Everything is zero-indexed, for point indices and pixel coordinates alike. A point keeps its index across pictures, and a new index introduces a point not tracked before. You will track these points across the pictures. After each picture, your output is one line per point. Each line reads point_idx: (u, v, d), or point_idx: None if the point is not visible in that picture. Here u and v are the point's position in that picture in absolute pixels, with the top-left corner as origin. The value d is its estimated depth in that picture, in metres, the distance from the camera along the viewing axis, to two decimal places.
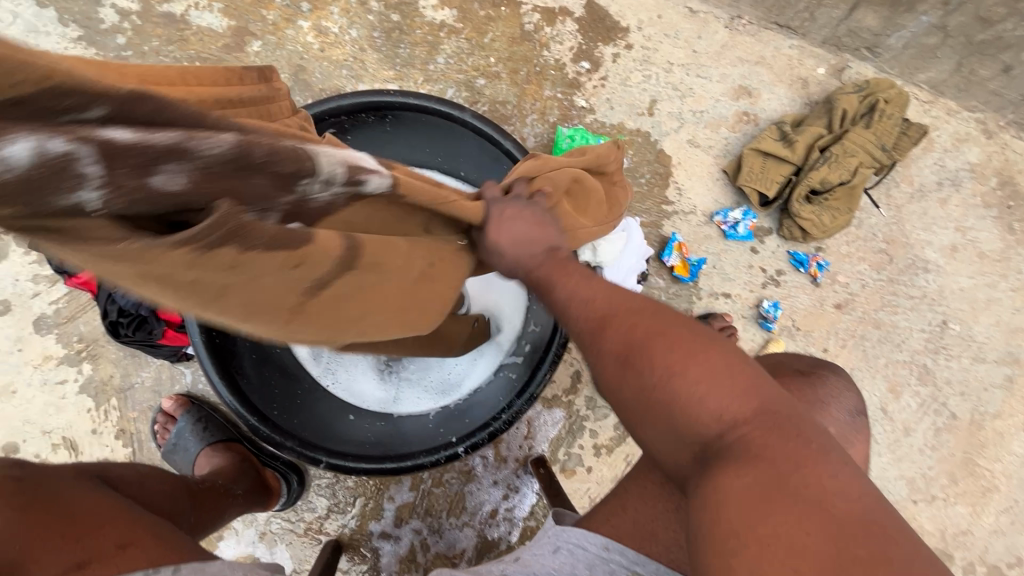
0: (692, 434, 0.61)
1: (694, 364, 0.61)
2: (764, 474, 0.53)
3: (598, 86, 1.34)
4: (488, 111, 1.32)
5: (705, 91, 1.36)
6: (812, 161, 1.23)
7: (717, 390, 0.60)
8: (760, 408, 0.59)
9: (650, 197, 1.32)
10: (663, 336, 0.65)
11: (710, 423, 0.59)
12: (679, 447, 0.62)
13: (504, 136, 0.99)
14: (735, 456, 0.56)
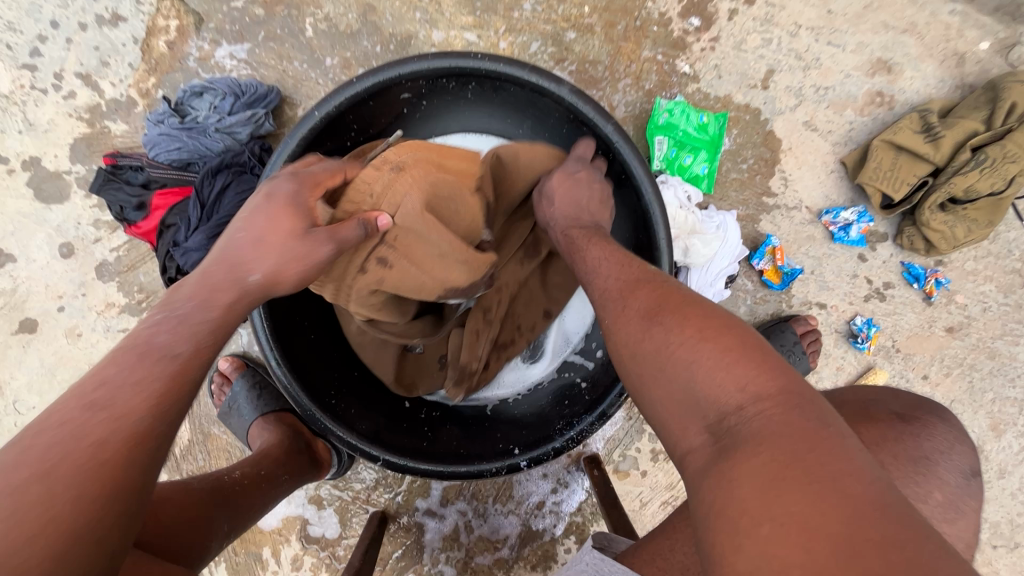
0: (709, 408, 0.51)
1: (714, 336, 0.53)
2: (783, 453, 0.44)
3: (707, 49, 1.15)
4: (576, 71, 1.16)
5: (835, 62, 1.15)
6: (962, 162, 1.03)
7: (738, 364, 0.51)
8: (787, 387, 0.49)
9: (750, 187, 1.16)
10: (691, 311, 0.58)
11: (729, 394, 0.50)
12: (693, 422, 0.52)
13: (603, 118, 0.82)
14: (756, 434, 0.46)
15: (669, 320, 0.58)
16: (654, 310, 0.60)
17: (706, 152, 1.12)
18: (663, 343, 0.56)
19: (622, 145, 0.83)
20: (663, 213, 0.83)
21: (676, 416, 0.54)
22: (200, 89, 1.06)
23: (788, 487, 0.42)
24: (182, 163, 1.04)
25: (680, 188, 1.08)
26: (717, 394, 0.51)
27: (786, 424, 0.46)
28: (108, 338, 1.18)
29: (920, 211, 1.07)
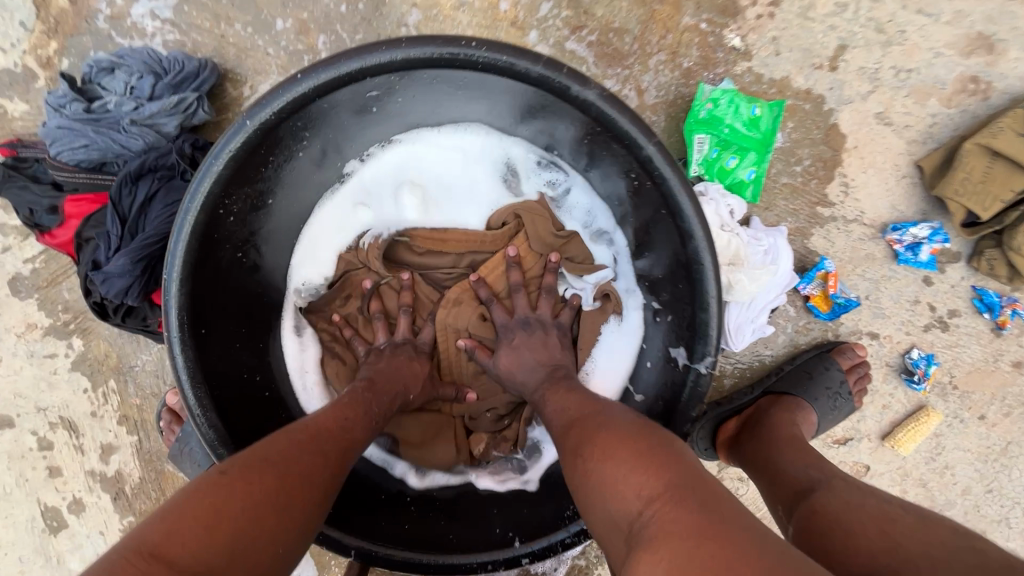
0: (616, 521, 0.48)
1: (617, 446, 0.52)
2: (687, 560, 0.39)
3: (764, 16, 0.90)
4: (597, 42, 0.91)
5: (924, 37, 0.91)
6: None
7: (634, 465, 0.49)
8: (678, 478, 0.46)
9: (804, 194, 0.95)
10: (602, 421, 0.57)
11: (629, 499, 0.47)
12: (610, 537, 0.48)
13: (642, 133, 0.60)
14: (647, 540, 0.43)
15: (586, 434, 0.56)
16: (573, 430, 0.58)
17: (755, 153, 0.90)
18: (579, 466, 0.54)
19: (667, 171, 0.61)
20: (713, 264, 0.62)
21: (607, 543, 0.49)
22: (110, 65, 0.82)
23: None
24: (93, 164, 0.82)
25: (723, 202, 0.88)
26: (624, 510, 0.47)
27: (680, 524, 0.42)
28: (33, 364, 1.00)
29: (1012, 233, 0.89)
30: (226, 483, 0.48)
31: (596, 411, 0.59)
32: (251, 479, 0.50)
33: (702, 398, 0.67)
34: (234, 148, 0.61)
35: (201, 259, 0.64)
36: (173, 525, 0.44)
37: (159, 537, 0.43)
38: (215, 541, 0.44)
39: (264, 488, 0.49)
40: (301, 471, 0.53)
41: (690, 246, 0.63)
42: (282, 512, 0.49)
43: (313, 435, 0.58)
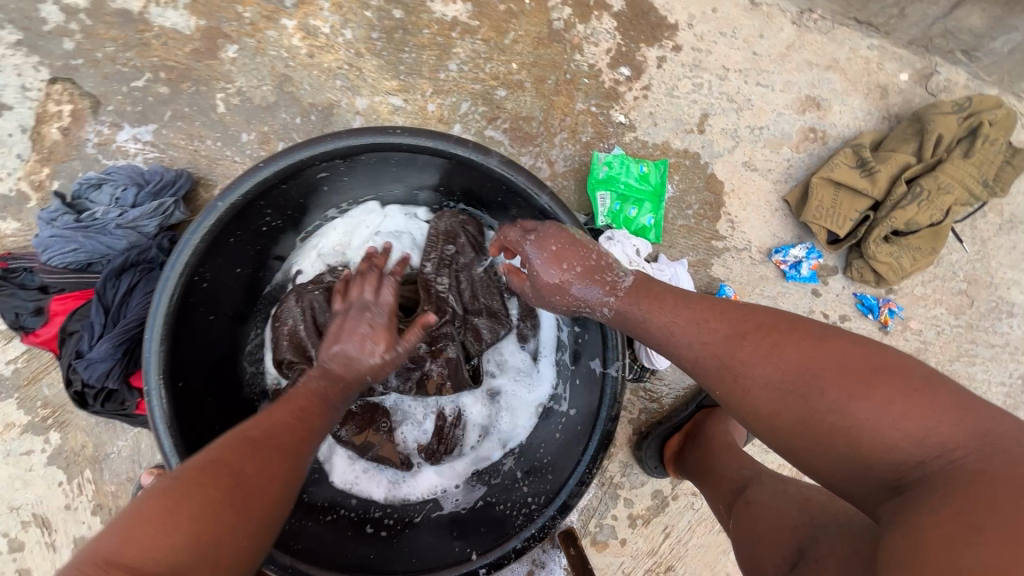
0: (882, 462, 0.53)
1: (880, 393, 0.54)
2: (984, 497, 0.45)
3: (640, 97, 1.13)
4: (510, 128, 1.12)
5: (766, 102, 1.15)
6: (898, 196, 1.04)
7: (905, 414, 0.53)
8: (974, 428, 0.50)
9: (698, 232, 1.14)
10: (781, 343, 0.62)
11: (909, 446, 0.52)
12: (862, 481, 0.55)
13: (537, 186, 0.76)
14: (937, 484, 0.49)
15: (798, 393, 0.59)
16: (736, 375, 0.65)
17: (650, 203, 1.10)
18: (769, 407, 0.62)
19: (561, 215, 0.77)
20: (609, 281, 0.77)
21: (860, 489, 0.55)
22: (98, 181, 0.97)
23: (984, 510, 0.44)
24: (81, 264, 0.94)
25: (628, 243, 1.04)
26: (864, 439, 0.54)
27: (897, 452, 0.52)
28: (9, 463, 1.03)
29: (865, 244, 1.07)
30: (177, 488, 0.55)
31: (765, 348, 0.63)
32: (205, 482, 0.56)
33: (620, 398, 0.78)
34: (207, 226, 0.73)
35: (176, 324, 0.74)
36: (128, 533, 0.51)
37: (115, 545, 0.50)
38: (170, 540, 0.51)
39: (216, 489, 0.56)
40: (253, 470, 0.59)
41: None
42: (238, 507, 0.56)
43: (261, 433, 0.64)
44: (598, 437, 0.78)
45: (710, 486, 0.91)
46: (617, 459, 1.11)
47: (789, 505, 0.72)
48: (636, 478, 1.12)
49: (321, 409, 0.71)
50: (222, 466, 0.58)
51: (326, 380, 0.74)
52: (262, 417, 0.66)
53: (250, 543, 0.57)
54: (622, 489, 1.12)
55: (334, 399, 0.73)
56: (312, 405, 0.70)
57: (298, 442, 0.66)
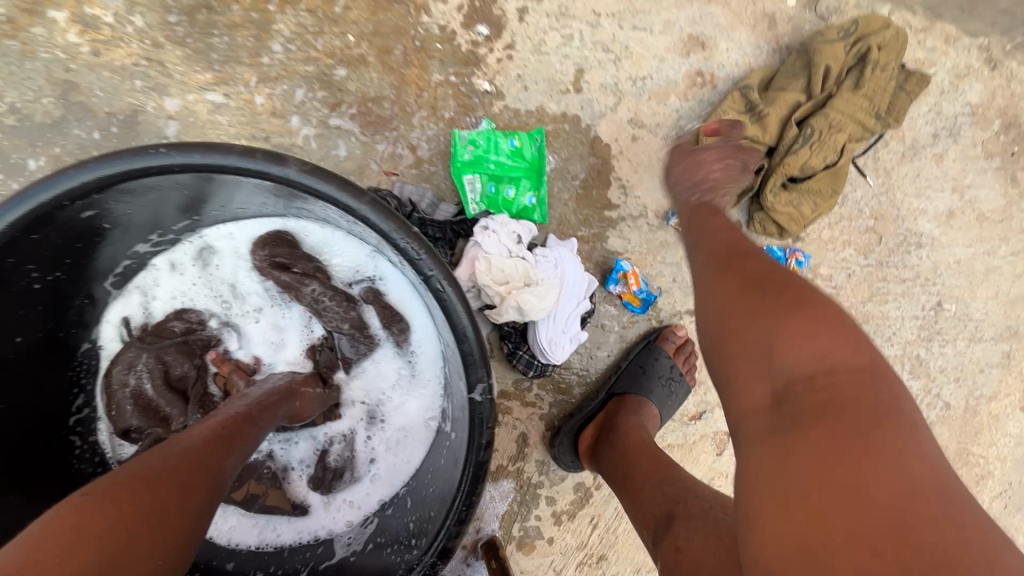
0: (777, 365, 0.51)
1: (793, 320, 0.52)
2: (833, 439, 0.44)
3: (504, 58, 0.99)
4: (359, 113, 0.96)
5: (646, 48, 1.03)
6: (790, 139, 0.97)
7: (816, 342, 0.50)
8: (866, 367, 0.48)
9: (589, 203, 1.03)
10: (818, 316, 0.51)
11: (804, 362, 0.49)
12: (753, 372, 0.53)
13: (351, 195, 0.63)
14: (814, 404, 0.47)
15: (792, 384, 0.49)
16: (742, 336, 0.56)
17: (528, 180, 0.98)
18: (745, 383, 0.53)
19: (386, 224, 0.64)
20: (457, 294, 0.66)
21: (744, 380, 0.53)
22: None
23: (834, 452, 0.44)
24: None
25: (505, 231, 0.92)
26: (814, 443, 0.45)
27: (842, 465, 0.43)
28: None
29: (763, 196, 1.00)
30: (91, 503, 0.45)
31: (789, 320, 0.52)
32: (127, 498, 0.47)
33: (490, 423, 0.69)
34: None
35: None
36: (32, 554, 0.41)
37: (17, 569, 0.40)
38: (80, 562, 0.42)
39: (139, 503, 0.47)
40: (178, 491, 0.50)
41: (431, 282, 0.66)
42: (166, 524, 0.48)
43: (187, 446, 0.55)
44: (473, 468, 0.69)
45: (628, 498, 0.80)
46: (532, 459, 1.04)
47: (698, 535, 0.63)
48: (555, 475, 1.05)
49: (250, 428, 0.64)
50: (141, 477, 0.49)
51: (255, 407, 0.68)
52: (188, 433, 0.58)
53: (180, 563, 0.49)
54: (542, 488, 1.06)
55: (261, 419, 0.67)
56: (242, 422, 0.64)
57: (230, 451, 0.58)
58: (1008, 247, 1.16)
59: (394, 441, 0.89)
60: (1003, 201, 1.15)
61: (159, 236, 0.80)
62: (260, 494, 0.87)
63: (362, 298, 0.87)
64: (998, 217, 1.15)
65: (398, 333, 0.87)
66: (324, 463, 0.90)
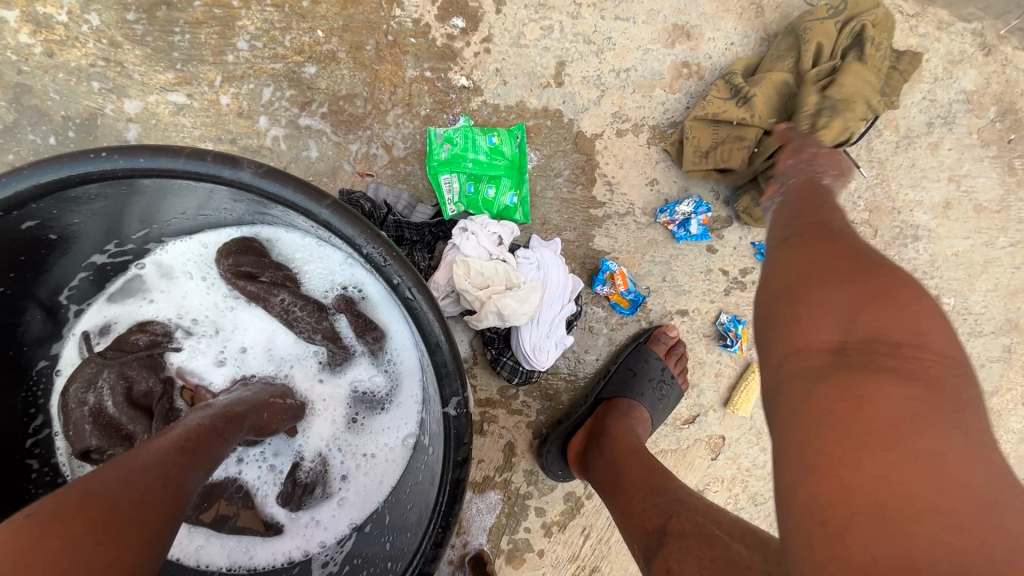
0: (860, 327, 0.42)
1: (893, 291, 0.43)
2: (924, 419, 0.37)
3: (481, 52, 0.95)
4: (330, 112, 0.92)
5: (629, 39, 0.99)
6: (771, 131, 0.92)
7: (912, 320, 0.42)
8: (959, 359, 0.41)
9: (573, 202, 0.99)
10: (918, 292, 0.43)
11: (898, 333, 0.41)
12: (824, 323, 0.44)
13: (312, 199, 0.59)
14: (901, 376, 0.39)
15: (874, 346, 0.41)
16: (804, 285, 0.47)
17: (509, 179, 0.94)
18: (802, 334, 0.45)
19: (349, 228, 0.60)
20: (428, 302, 0.62)
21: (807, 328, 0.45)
22: None
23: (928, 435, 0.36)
24: None
25: (485, 232, 0.88)
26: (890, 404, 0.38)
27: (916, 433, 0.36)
28: None
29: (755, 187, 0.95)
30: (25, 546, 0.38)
31: (874, 282, 0.44)
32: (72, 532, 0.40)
33: (467, 438, 0.65)
34: None
35: None
36: None
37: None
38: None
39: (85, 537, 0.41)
40: (134, 516, 0.44)
41: (400, 290, 0.62)
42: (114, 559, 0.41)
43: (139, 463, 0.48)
44: (448, 487, 0.65)
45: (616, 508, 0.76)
46: (520, 469, 1.00)
47: (688, 549, 0.59)
48: (544, 484, 1.01)
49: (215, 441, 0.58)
50: (85, 504, 0.42)
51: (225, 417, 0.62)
52: (147, 445, 0.52)
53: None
54: (532, 498, 1.02)
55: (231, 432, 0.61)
56: (206, 434, 0.57)
57: (192, 470, 0.52)
58: (1008, 238, 1.12)
59: (370, 455, 0.85)
60: (1001, 191, 1.11)
61: (116, 245, 0.75)
62: (231, 514, 0.82)
63: (334, 307, 0.82)
64: (996, 207, 1.11)
65: (373, 342, 0.82)
66: (296, 479, 0.86)
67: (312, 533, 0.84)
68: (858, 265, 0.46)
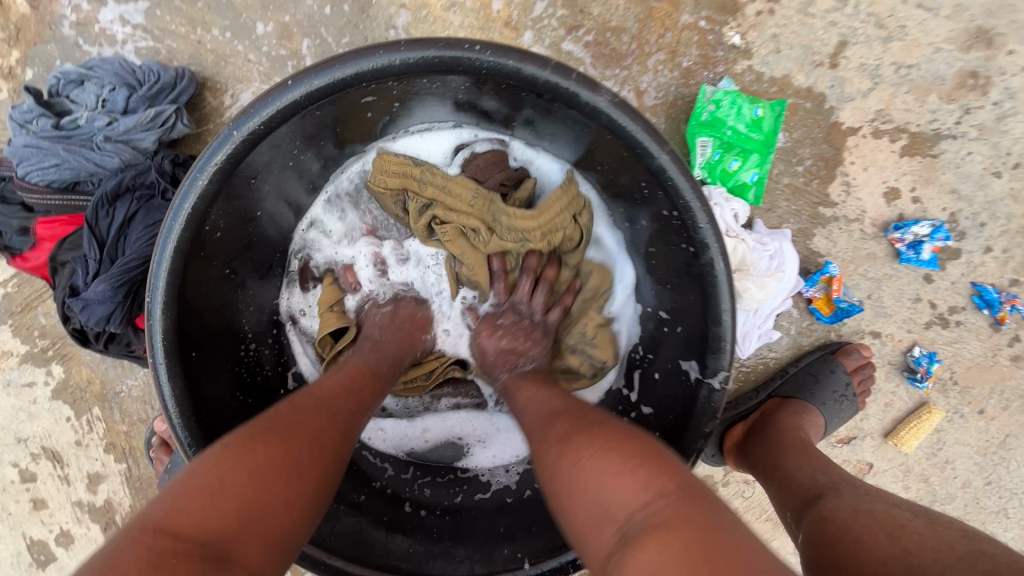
0: (608, 516, 0.48)
1: (611, 447, 0.52)
2: (695, 549, 0.41)
3: (764, 12, 0.88)
4: (593, 41, 0.88)
5: (923, 31, 0.90)
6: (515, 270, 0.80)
7: (631, 471, 0.49)
8: (675, 485, 0.47)
9: (806, 195, 0.94)
10: (610, 448, 0.52)
11: (626, 503, 0.47)
12: (593, 533, 0.49)
13: (655, 142, 0.57)
14: (646, 538, 0.44)
15: (632, 516, 0.46)
16: (563, 431, 0.57)
17: (757, 156, 0.88)
18: (557, 469, 0.54)
19: (683, 181, 0.58)
20: (728, 274, 0.60)
21: (591, 536, 0.49)
22: (79, 77, 0.77)
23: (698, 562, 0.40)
24: (66, 183, 0.77)
25: (727, 206, 0.87)
26: (590, 478, 0.50)
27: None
28: (12, 393, 0.95)
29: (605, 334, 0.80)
30: (228, 456, 0.50)
31: (583, 479, 0.51)
32: (260, 448, 0.52)
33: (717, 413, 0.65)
34: (217, 163, 0.57)
35: (184, 281, 0.61)
36: (179, 499, 0.46)
37: (166, 514, 0.45)
38: (226, 513, 0.47)
39: (255, 450, 0.51)
40: (299, 426, 0.56)
41: (704, 258, 0.61)
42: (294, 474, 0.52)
43: (319, 403, 0.61)
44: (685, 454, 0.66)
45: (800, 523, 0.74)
46: None
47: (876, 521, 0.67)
48: None
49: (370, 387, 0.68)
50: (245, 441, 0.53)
51: (378, 355, 0.73)
52: (319, 385, 0.65)
53: (302, 516, 0.51)
54: None
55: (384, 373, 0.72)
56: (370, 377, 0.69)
57: (357, 408, 0.64)
58: None
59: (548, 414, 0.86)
60: None
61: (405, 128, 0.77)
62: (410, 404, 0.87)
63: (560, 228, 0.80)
64: None
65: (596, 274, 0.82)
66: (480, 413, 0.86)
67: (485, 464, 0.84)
68: (621, 437, 0.53)
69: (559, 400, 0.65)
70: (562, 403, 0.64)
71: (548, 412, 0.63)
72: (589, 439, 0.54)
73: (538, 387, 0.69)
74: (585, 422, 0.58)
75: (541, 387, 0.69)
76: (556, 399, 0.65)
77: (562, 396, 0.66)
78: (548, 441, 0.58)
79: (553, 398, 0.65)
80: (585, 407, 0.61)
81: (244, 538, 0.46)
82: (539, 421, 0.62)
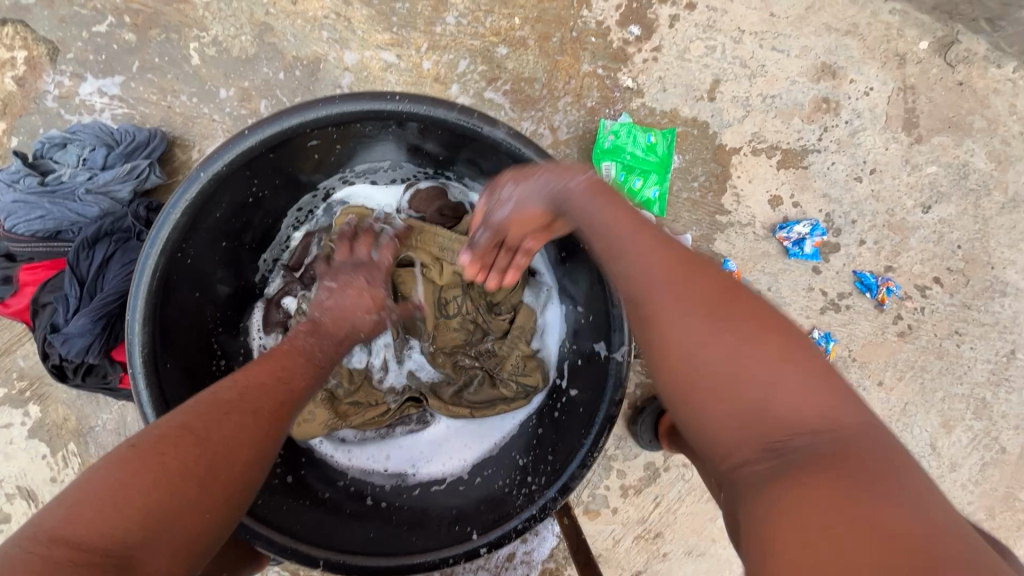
0: (764, 424, 0.45)
1: (765, 351, 0.48)
2: (844, 496, 0.39)
3: (649, 59, 1.06)
4: (511, 90, 1.04)
5: (780, 68, 1.10)
6: (457, 310, 0.93)
7: (797, 392, 0.45)
8: (854, 423, 0.44)
9: (703, 205, 1.10)
10: (767, 351, 0.48)
11: (794, 424, 0.44)
12: (732, 438, 0.47)
13: (547, 162, 0.72)
14: (810, 472, 0.41)
15: (792, 441, 0.44)
16: (711, 303, 0.52)
17: (656, 175, 1.05)
18: (700, 348, 0.50)
19: None
20: None
21: (727, 438, 0.47)
22: (62, 140, 0.89)
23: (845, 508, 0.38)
24: (49, 232, 0.87)
25: None
26: (745, 376, 0.47)
27: (874, 548, 0.35)
28: None
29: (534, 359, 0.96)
30: (139, 456, 0.47)
31: (737, 377, 0.47)
32: (170, 448, 0.49)
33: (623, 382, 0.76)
34: (187, 200, 0.68)
35: (159, 301, 0.70)
36: (79, 505, 0.43)
37: (63, 521, 0.42)
38: (125, 517, 0.44)
39: (170, 450, 0.48)
40: (218, 427, 0.52)
41: (596, 253, 0.75)
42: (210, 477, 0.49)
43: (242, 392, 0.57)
44: (601, 422, 0.77)
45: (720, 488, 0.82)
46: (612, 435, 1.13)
47: None
48: (629, 450, 1.14)
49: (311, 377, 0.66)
50: (195, 432, 0.51)
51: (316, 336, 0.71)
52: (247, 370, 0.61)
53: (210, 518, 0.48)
54: (616, 461, 1.14)
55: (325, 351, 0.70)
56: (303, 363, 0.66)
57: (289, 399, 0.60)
58: None
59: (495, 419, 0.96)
60: None
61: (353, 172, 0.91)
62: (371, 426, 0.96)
63: None
64: None
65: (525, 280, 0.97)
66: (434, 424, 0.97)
67: (441, 458, 0.95)
68: (785, 343, 0.49)
69: (664, 260, 0.59)
70: (703, 272, 0.57)
71: (673, 274, 0.57)
72: (751, 331, 0.49)
73: (634, 227, 0.63)
74: (730, 302, 0.52)
75: (644, 228, 0.63)
76: (681, 263, 0.58)
77: (675, 258, 0.59)
78: (673, 316, 0.54)
79: (673, 259, 0.59)
80: (731, 284, 0.55)
81: (152, 544, 0.44)
82: (664, 283, 0.56)
